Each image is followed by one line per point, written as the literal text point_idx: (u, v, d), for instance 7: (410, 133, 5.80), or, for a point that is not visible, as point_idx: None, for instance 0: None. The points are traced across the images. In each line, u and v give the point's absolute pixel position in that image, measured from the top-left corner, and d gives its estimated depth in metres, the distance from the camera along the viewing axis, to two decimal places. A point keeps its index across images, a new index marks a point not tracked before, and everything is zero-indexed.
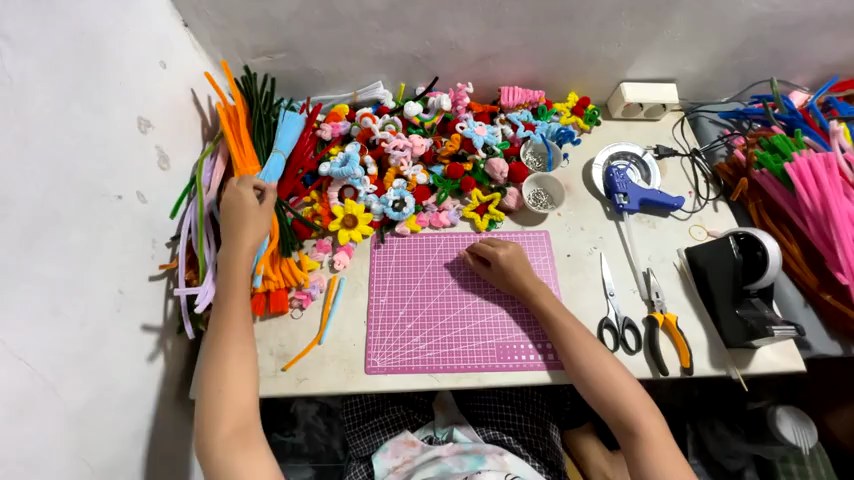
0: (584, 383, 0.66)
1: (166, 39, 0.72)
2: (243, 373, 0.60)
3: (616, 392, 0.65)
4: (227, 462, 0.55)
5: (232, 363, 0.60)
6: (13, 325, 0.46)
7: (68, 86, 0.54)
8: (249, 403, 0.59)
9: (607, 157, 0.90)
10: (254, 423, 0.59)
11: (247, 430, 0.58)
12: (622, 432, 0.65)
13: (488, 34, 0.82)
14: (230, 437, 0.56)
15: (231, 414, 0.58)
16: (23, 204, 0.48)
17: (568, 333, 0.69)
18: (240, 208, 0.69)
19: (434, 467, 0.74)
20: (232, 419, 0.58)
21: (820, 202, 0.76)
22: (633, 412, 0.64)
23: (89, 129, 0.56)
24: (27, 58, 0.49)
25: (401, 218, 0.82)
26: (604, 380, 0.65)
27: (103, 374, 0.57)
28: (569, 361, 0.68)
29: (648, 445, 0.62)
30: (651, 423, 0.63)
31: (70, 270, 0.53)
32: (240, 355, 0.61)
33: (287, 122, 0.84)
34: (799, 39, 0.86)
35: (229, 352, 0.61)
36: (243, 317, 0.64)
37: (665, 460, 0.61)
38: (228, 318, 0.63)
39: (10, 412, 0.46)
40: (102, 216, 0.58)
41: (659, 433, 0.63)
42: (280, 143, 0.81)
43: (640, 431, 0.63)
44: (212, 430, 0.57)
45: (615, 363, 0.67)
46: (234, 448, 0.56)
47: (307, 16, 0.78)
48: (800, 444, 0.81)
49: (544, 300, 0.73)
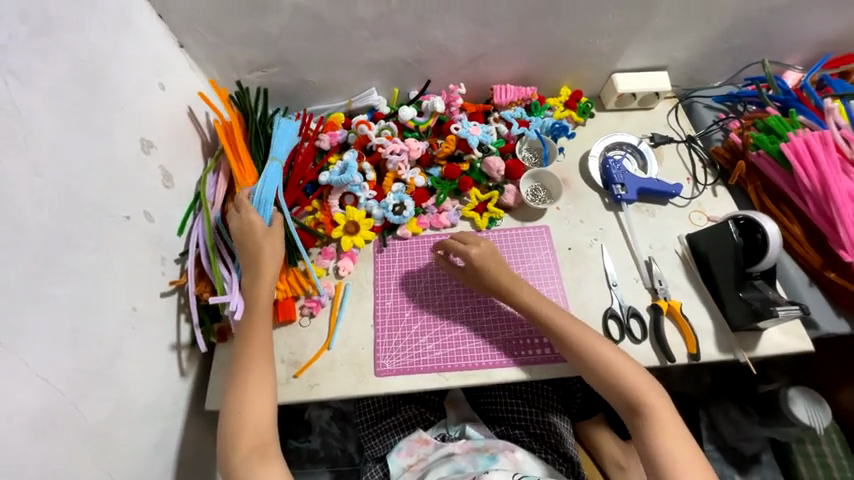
0: (585, 365, 0.67)
1: (163, 61, 0.75)
2: (262, 397, 0.62)
3: (616, 374, 0.65)
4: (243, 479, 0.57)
5: (248, 389, 0.62)
6: (33, 346, 0.48)
7: (73, 113, 0.56)
8: (268, 422, 0.61)
9: (603, 148, 0.91)
10: (273, 441, 0.61)
11: (266, 448, 0.60)
12: (628, 413, 0.65)
13: (477, 34, 0.83)
14: (249, 457, 0.58)
15: (250, 433, 0.60)
16: (36, 231, 0.50)
17: (555, 323, 0.70)
18: (253, 238, 0.71)
19: (447, 466, 0.75)
20: (250, 439, 0.60)
21: (819, 181, 0.76)
22: (638, 394, 0.64)
23: (95, 154, 0.58)
24: (34, 90, 0.51)
25: (402, 221, 0.84)
26: (603, 363, 0.66)
27: (123, 388, 0.60)
28: (564, 347, 0.69)
29: (654, 421, 0.62)
30: (660, 406, 0.63)
31: (85, 290, 0.55)
32: (258, 384, 0.63)
33: (281, 130, 0.84)
34: (788, 19, 0.86)
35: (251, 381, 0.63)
36: (263, 341, 0.67)
37: (674, 443, 0.60)
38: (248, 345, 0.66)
39: (33, 429, 0.48)
40: (112, 236, 0.60)
41: (665, 413, 0.62)
42: (275, 151, 0.81)
43: (647, 410, 0.63)
44: (230, 448, 0.59)
45: (601, 341, 0.68)
46: (250, 464, 0.58)
47: (298, 29, 0.80)
48: (814, 424, 0.83)
49: (523, 293, 0.73)
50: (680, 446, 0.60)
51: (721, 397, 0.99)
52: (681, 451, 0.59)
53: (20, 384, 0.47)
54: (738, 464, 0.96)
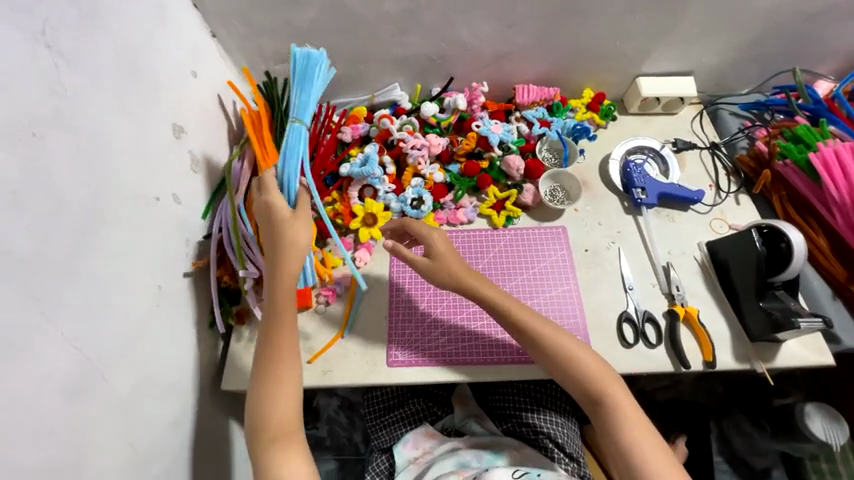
0: (548, 358, 0.65)
1: (196, 49, 0.77)
2: (290, 390, 0.60)
3: (576, 364, 0.64)
4: (267, 467, 0.57)
5: (278, 383, 0.60)
6: (69, 316, 0.50)
7: (112, 94, 0.58)
8: (293, 413, 0.60)
9: (624, 152, 0.90)
10: (296, 430, 0.60)
11: (289, 437, 0.59)
12: (589, 404, 0.64)
13: (503, 33, 0.84)
14: (273, 447, 0.58)
15: (275, 424, 0.58)
16: (76, 206, 0.52)
17: (509, 313, 0.68)
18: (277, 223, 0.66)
19: (452, 460, 0.76)
20: (273, 430, 0.58)
21: (848, 193, 0.74)
22: (598, 384, 0.63)
23: (131, 135, 0.60)
24: (79, 71, 0.53)
25: (420, 215, 0.85)
26: (560, 352, 0.65)
27: (146, 363, 0.61)
28: (525, 339, 0.67)
29: (617, 411, 0.61)
30: (619, 395, 0.62)
31: (116, 266, 0.57)
32: (289, 378, 0.61)
33: (302, 79, 0.76)
34: (820, 28, 0.84)
35: (282, 375, 0.61)
36: (290, 333, 0.63)
37: (639, 434, 0.60)
38: (280, 338, 0.62)
39: (68, 396, 0.50)
40: (142, 216, 0.62)
41: (627, 402, 0.62)
42: (299, 112, 0.75)
43: (607, 399, 0.62)
44: (256, 437, 0.58)
45: (557, 330, 0.67)
46: (277, 455, 0.58)
47: (328, 23, 0.81)
48: (830, 441, 0.81)
49: (473, 281, 0.70)
50: (643, 434, 0.60)
51: (733, 409, 0.96)
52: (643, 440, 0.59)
53: (56, 351, 0.49)
54: (749, 478, 0.93)
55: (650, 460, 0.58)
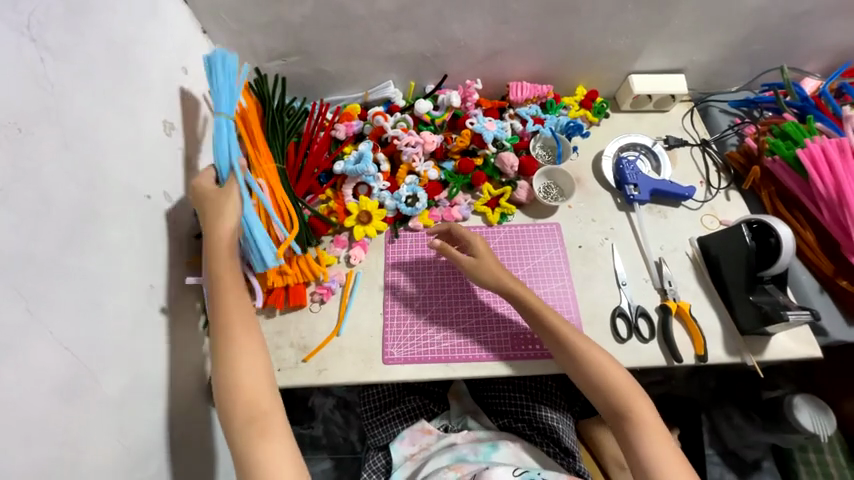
0: (579, 371, 0.67)
1: (187, 46, 0.76)
2: (255, 366, 0.59)
3: (606, 380, 0.65)
4: (246, 454, 0.55)
5: (238, 360, 0.59)
6: (60, 314, 0.50)
7: (101, 90, 0.57)
8: (264, 391, 0.59)
9: (617, 149, 0.91)
10: (271, 411, 0.58)
11: (262, 419, 0.57)
12: (614, 418, 0.65)
13: (496, 31, 0.84)
14: (246, 431, 0.56)
15: (246, 405, 0.57)
16: (65, 202, 0.51)
17: (544, 313, 0.70)
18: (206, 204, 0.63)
19: (449, 455, 0.76)
20: (243, 413, 0.57)
21: (835, 188, 0.76)
22: (626, 398, 0.64)
23: (120, 131, 0.59)
24: (67, 66, 0.52)
25: (414, 213, 0.85)
26: (589, 364, 0.66)
27: (139, 363, 0.61)
28: (559, 348, 0.68)
29: (642, 427, 0.63)
30: (646, 411, 0.64)
31: (106, 265, 0.56)
32: (249, 355, 0.59)
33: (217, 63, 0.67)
34: (808, 26, 0.86)
35: (238, 352, 0.59)
36: (241, 310, 0.61)
37: (660, 446, 0.61)
38: (225, 314, 0.60)
39: (59, 396, 0.49)
40: (133, 214, 0.61)
41: (652, 419, 0.63)
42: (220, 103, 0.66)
43: (632, 414, 0.64)
44: (228, 420, 0.57)
45: (585, 339, 0.68)
46: (254, 437, 0.56)
47: (320, 19, 0.81)
48: (818, 432, 0.83)
49: (506, 279, 0.73)
50: (666, 451, 0.61)
51: (724, 402, 1.00)
52: (665, 456, 0.61)
53: (47, 351, 0.48)
54: (739, 470, 0.96)
55: (671, 471, 0.59)
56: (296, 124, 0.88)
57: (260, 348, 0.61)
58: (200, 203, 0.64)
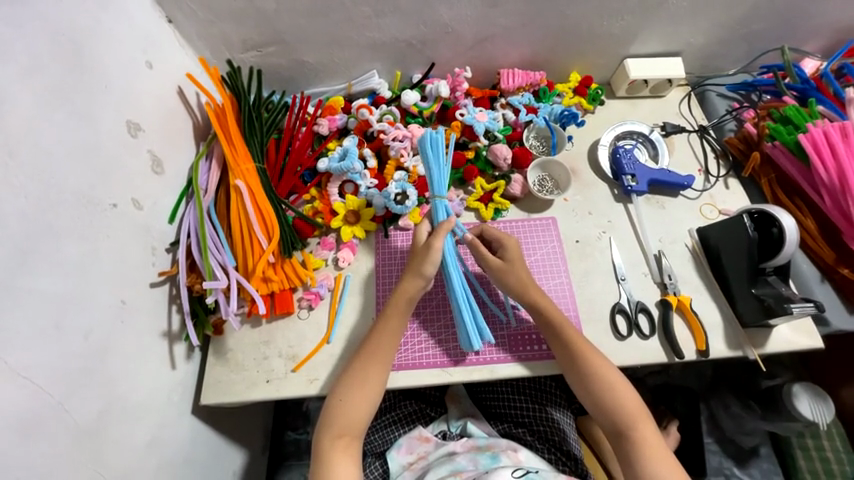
0: (589, 388, 0.65)
1: (151, 37, 0.70)
2: (356, 401, 0.64)
3: (614, 397, 0.64)
4: (326, 458, 0.62)
5: (353, 387, 0.65)
6: (13, 341, 0.45)
7: (49, 91, 0.51)
8: (366, 406, 0.65)
9: (613, 138, 0.88)
10: (357, 432, 0.65)
11: (348, 436, 0.64)
12: (615, 434, 0.64)
13: (485, 14, 0.79)
14: (334, 443, 0.63)
15: (359, 404, 0.64)
16: (13, 218, 0.46)
17: (562, 327, 0.68)
18: (413, 250, 0.71)
19: (447, 466, 0.73)
20: (347, 421, 0.64)
21: (837, 174, 0.73)
22: (630, 414, 0.63)
23: (76, 136, 0.54)
24: (7, 64, 0.46)
25: (405, 211, 0.80)
26: (600, 378, 0.64)
27: (113, 386, 0.58)
28: (571, 365, 0.66)
29: (644, 448, 0.61)
30: (646, 429, 0.62)
31: (66, 283, 0.52)
32: (388, 351, 0.67)
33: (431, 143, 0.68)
34: (809, 4, 0.82)
35: (389, 340, 0.68)
36: (399, 317, 0.68)
37: (660, 463, 0.59)
38: (398, 310, 0.69)
39: (22, 430, 0.46)
40: (97, 226, 0.57)
41: (654, 436, 0.62)
42: (437, 187, 0.69)
43: (634, 431, 0.62)
44: (340, 410, 0.64)
45: (596, 353, 0.66)
46: (336, 451, 0.63)
47: (296, 6, 0.75)
48: (816, 420, 0.83)
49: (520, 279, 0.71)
50: (669, 470, 0.59)
51: (722, 388, 1.02)
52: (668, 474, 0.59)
53: (3, 385, 0.44)
54: (737, 457, 0.99)
55: None
56: (277, 119, 0.83)
57: (390, 353, 0.67)
58: (413, 250, 0.71)
